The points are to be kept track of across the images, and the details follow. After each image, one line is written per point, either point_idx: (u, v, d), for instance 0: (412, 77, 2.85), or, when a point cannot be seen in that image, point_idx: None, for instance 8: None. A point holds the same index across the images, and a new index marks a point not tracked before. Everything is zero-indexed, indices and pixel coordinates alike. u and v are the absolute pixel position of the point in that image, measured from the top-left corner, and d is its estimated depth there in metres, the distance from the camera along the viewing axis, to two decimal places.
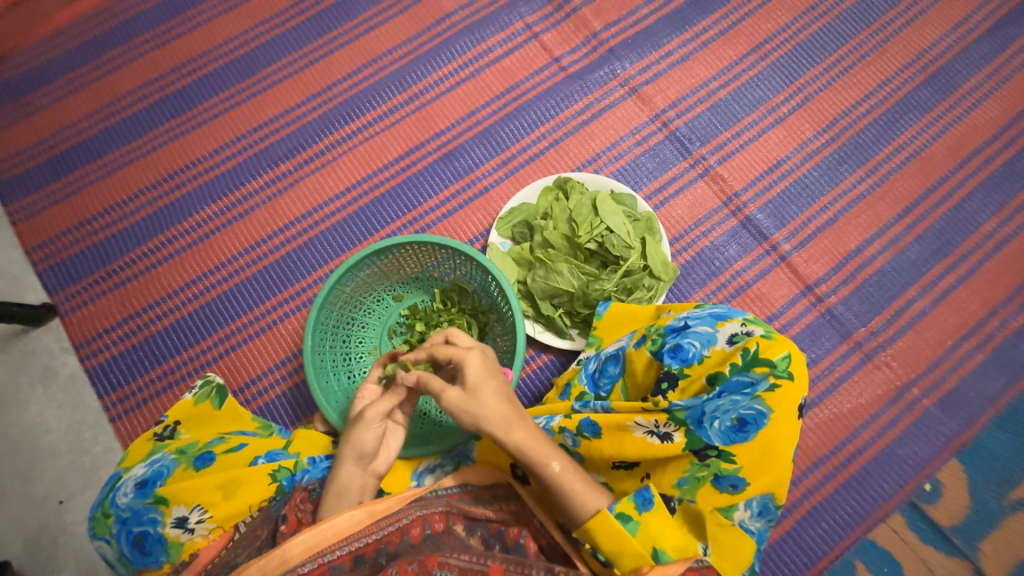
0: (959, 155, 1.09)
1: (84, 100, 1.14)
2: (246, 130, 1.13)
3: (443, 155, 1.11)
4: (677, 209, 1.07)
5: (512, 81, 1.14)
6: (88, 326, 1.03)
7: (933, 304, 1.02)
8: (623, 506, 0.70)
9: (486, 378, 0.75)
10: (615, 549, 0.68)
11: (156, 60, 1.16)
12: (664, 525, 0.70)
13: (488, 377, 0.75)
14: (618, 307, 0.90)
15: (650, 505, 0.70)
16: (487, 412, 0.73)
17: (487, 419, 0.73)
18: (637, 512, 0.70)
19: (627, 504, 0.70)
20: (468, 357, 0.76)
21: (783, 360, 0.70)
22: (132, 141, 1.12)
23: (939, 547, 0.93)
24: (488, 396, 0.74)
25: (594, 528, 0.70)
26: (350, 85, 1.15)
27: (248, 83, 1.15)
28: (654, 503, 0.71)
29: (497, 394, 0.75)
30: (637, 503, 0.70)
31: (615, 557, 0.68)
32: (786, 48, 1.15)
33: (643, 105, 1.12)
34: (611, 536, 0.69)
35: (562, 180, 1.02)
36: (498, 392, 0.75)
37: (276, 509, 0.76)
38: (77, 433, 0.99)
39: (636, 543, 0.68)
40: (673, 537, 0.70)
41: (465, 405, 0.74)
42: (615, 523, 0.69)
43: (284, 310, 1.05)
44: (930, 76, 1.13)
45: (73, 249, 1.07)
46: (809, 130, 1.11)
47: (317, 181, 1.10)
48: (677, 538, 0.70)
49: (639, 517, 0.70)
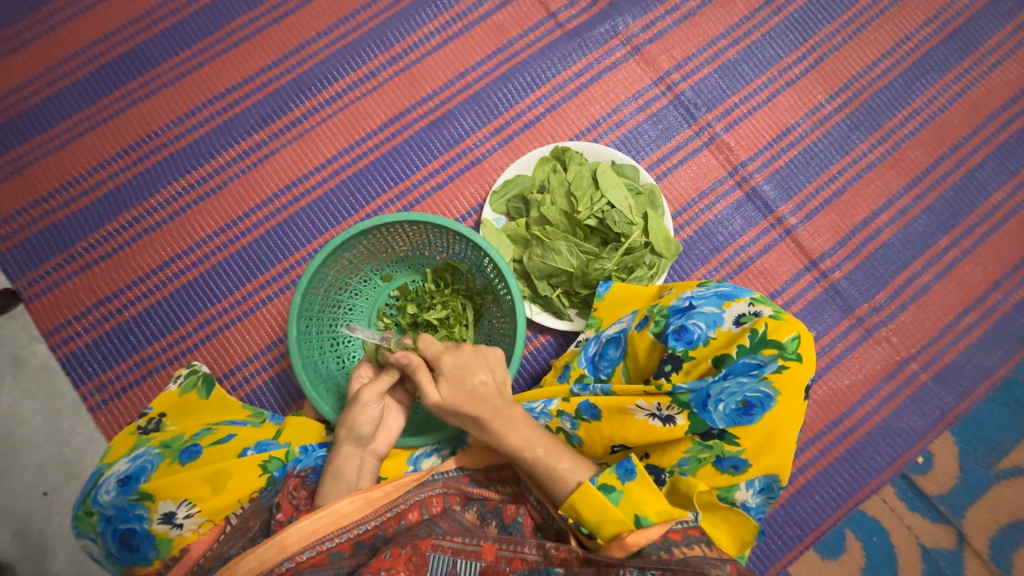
0: (973, 121, 1.04)
1: (27, 61, 1.02)
2: (213, 96, 1.03)
3: (431, 122, 1.03)
4: (680, 180, 1.01)
5: (504, 39, 1.05)
6: (56, 313, 0.97)
7: (937, 278, 1.00)
8: (605, 478, 0.70)
9: (468, 375, 0.74)
10: (597, 519, 0.68)
11: (105, 14, 1.04)
12: (648, 493, 0.69)
13: (471, 372, 0.74)
14: (620, 287, 0.86)
15: (633, 474, 0.70)
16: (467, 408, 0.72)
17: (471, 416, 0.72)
18: (620, 482, 0.69)
19: (609, 475, 0.70)
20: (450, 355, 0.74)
21: (792, 342, 0.67)
22: (85, 107, 1.02)
23: (925, 515, 0.95)
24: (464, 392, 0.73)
25: (576, 500, 0.69)
26: (325, 44, 1.04)
27: (210, 41, 1.04)
28: (637, 472, 0.70)
29: (479, 391, 0.73)
30: (620, 474, 0.70)
31: (598, 526, 0.67)
32: (800, 1, 1.07)
33: (646, 66, 1.04)
34: (594, 507, 0.68)
35: (559, 150, 0.96)
36: (473, 391, 0.73)
37: (269, 499, 0.74)
38: (54, 424, 0.94)
39: (618, 511, 0.67)
40: (657, 503, 0.68)
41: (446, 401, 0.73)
42: (597, 493, 0.69)
43: (266, 293, 0.99)
44: (951, 34, 1.06)
45: (30, 230, 0.98)
46: (822, 94, 1.04)
47: (294, 152, 1.02)
48: (661, 504, 0.68)
49: (622, 487, 0.69)
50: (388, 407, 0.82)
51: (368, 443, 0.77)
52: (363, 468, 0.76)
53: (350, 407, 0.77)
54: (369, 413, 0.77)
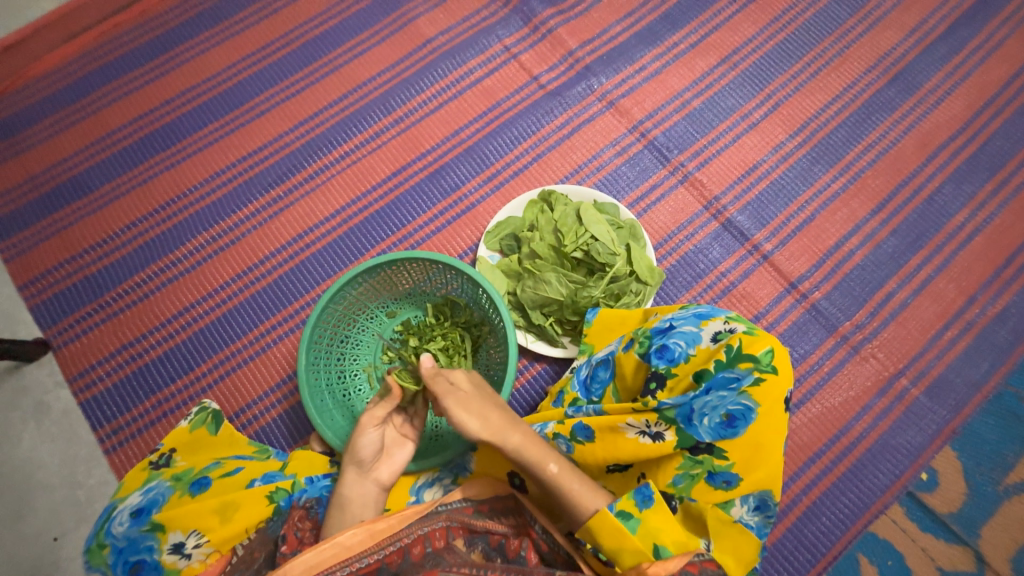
0: (926, 150, 1.14)
1: (76, 137, 1.16)
2: (237, 159, 1.15)
3: (429, 174, 1.14)
4: (660, 215, 1.10)
5: (493, 100, 1.18)
6: (81, 359, 1.03)
7: (914, 295, 1.05)
8: (623, 505, 0.71)
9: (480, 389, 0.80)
10: (616, 546, 0.69)
11: (146, 96, 1.19)
12: (664, 521, 0.71)
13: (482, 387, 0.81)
14: (607, 312, 0.91)
15: (650, 501, 0.71)
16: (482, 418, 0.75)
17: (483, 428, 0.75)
18: (638, 509, 0.70)
19: (627, 501, 0.71)
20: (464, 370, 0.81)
21: (766, 355, 0.71)
22: (123, 173, 1.15)
23: (938, 536, 0.93)
24: (480, 404, 0.77)
25: (595, 525, 0.70)
26: (336, 112, 1.18)
27: (236, 114, 1.19)
28: (654, 500, 0.71)
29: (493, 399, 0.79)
30: (637, 500, 0.71)
31: (616, 555, 0.69)
32: (754, 57, 1.20)
33: (621, 117, 1.16)
34: (613, 535, 0.69)
35: (546, 193, 1.05)
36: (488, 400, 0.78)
37: (274, 530, 0.77)
38: (70, 467, 0.98)
39: (636, 540, 0.69)
40: (673, 533, 0.71)
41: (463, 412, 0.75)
42: (615, 521, 0.69)
43: (278, 333, 1.06)
44: (894, 78, 1.19)
45: (66, 283, 1.08)
46: (782, 134, 1.15)
47: (307, 205, 1.12)
48: (677, 534, 0.71)
49: (639, 514, 0.70)
50: (395, 440, 0.84)
51: (369, 470, 0.80)
52: (366, 497, 0.78)
53: (354, 431, 0.82)
54: (370, 437, 0.80)
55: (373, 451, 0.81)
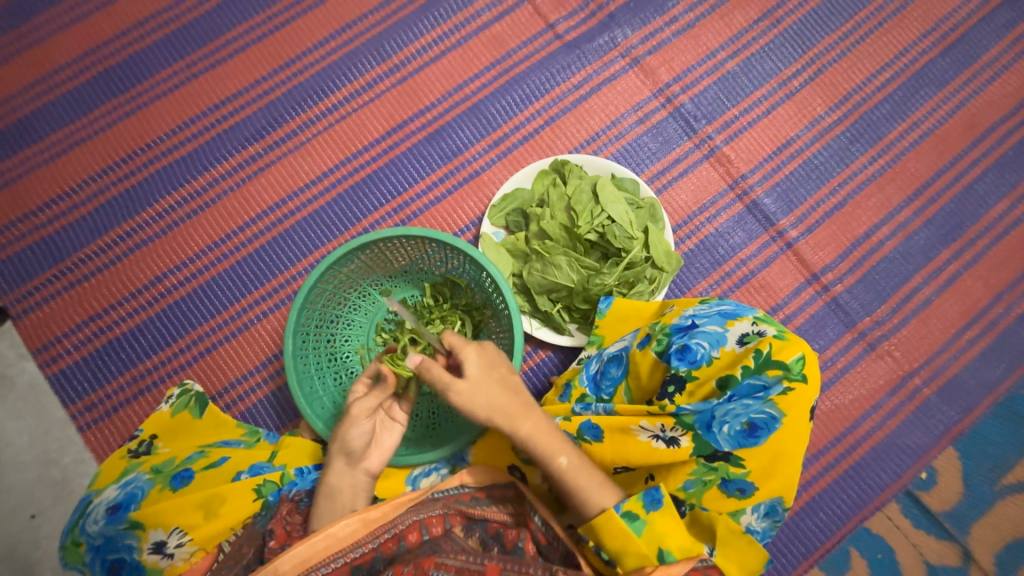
0: (973, 133, 1.04)
1: (17, 72, 1.00)
2: (207, 108, 1.01)
3: (428, 135, 1.02)
4: (681, 194, 1.00)
5: (502, 51, 1.04)
6: (44, 331, 0.94)
7: (939, 291, 1.00)
8: (629, 505, 0.68)
9: (494, 366, 0.73)
10: (619, 547, 0.66)
11: (97, 25, 1.02)
12: (671, 525, 0.67)
13: (496, 363, 0.73)
14: (621, 303, 0.84)
15: (659, 504, 0.68)
16: (495, 404, 0.70)
17: (496, 413, 0.70)
18: (645, 510, 0.68)
19: (635, 502, 0.68)
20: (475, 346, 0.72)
21: (797, 362, 0.67)
22: (76, 119, 1.00)
23: (930, 532, 0.94)
24: (493, 389, 0.71)
25: (598, 525, 0.68)
26: (321, 55, 1.03)
27: (204, 53, 1.03)
28: (662, 502, 0.68)
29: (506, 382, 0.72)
30: (646, 502, 0.68)
31: (619, 556, 0.66)
32: (799, 13, 1.06)
33: (645, 78, 1.03)
34: (617, 535, 0.67)
35: (559, 163, 0.95)
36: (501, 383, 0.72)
37: (262, 524, 0.72)
38: (42, 445, 0.92)
39: (641, 543, 0.66)
40: (679, 538, 0.67)
41: (472, 399, 0.70)
42: (621, 522, 0.67)
43: (262, 307, 0.97)
44: (949, 46, 1.06)
45: (19, 244, 0.96)
46: (821, 107, 1.04)
47: (290, 165, 1.00)
48: (684, 539, 0.67)
49: (646, 516, 0.67)
50: (384, 424, 0.77)
51: (359, 460, 0.75)
52: (355, 487, 0.74)
53: (343, 420, 0.77)
54: (360, 428, 0.75)
55: (363, 442, 0.76)
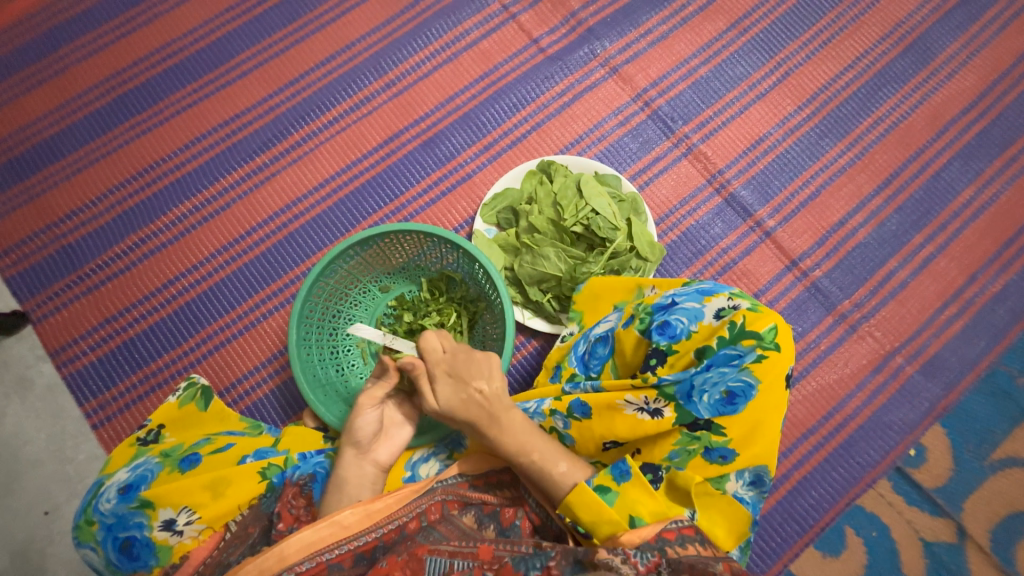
0: (936, 125, 1.11)
1: (44, 97, 1.09)
2: (218, 123, 1.09)
3: (423, 142, 1.09)
4: (662, 189, 1.06)
5: (490, 64, 1.12)
6: (63, 333, 1.00)
7: (914, 273, 1.04)
8: (600, 479, 0.71)
9: (466, 385, 0.76)
10: (593, 519, 0.69)
11: (119, 53, 1.11)
12: (643, 494, 0.70)
13: (469, 382, 0.76)
14: (599, 282, 0.88)
15: (628, 475, 0.70)
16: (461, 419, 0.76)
17: (465, 424, 0.76)
18: (615, 483, 0.71)
19: (605, 476, 0.72)
20: (444, 368, 0.76)
21: (769, 332, 0.70)
22: (98, 138, 1.08)
23: (923, 509, 0.95)
24: (459, 406, 0.75)
25: (572, 502, 0.70)
26: (323, 74, 1.12)
27: (216, 74, 1.11)
28: (631, 473, 0.71)
29: (474, 399, 0.75)
30: (615, 475, 0.71)
31: (594, 527, 0.68)
32: (765, 22, 1.15)
33: (624, 84, 1.11)
34: (589, 507, 0.69)
35: (545, 164, 1.01)
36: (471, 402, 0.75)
37: (269, 506, 0.75)
38: (58, 442, 0.96)
39: (613, 512, 0.68)
40: (651, 504, 0.69)
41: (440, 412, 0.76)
42: (593, 495, 0.69)
43: (267, 307, 1.02)
44: (908, 47, 1.14)
45: (42, 253, 1.03)
46: (791, 105, 1.11)
47: (294, 173, 1.07)
48: (656, 505, 0.69)
49: (617, 488, 0.70)
50: (394, 420, 0.83)
51: (368, 451, 0.79)
52: (363, 478, 0.77)
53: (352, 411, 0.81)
54: (366, 418, 0.79)
55: (372, 431, 0.79)
